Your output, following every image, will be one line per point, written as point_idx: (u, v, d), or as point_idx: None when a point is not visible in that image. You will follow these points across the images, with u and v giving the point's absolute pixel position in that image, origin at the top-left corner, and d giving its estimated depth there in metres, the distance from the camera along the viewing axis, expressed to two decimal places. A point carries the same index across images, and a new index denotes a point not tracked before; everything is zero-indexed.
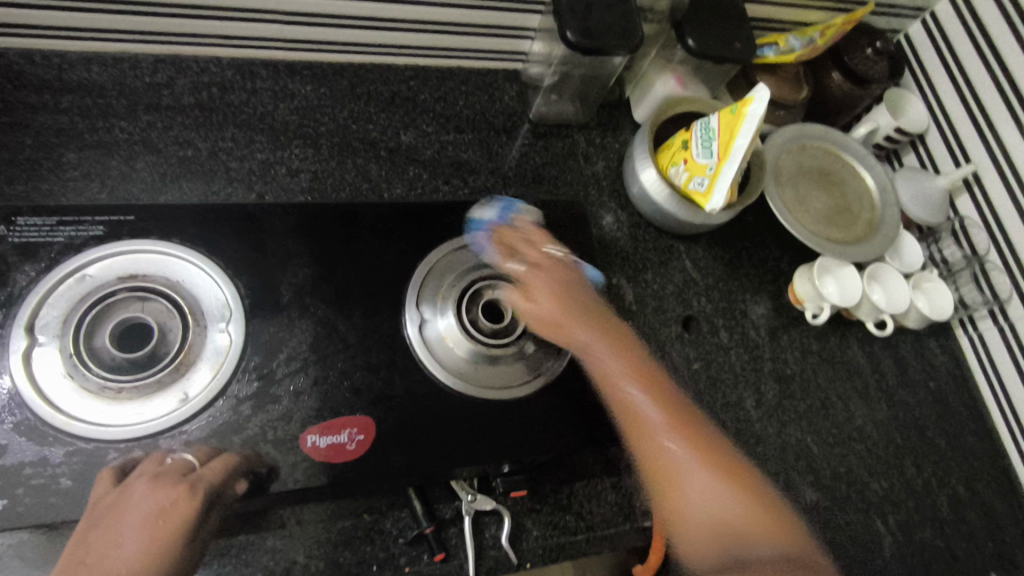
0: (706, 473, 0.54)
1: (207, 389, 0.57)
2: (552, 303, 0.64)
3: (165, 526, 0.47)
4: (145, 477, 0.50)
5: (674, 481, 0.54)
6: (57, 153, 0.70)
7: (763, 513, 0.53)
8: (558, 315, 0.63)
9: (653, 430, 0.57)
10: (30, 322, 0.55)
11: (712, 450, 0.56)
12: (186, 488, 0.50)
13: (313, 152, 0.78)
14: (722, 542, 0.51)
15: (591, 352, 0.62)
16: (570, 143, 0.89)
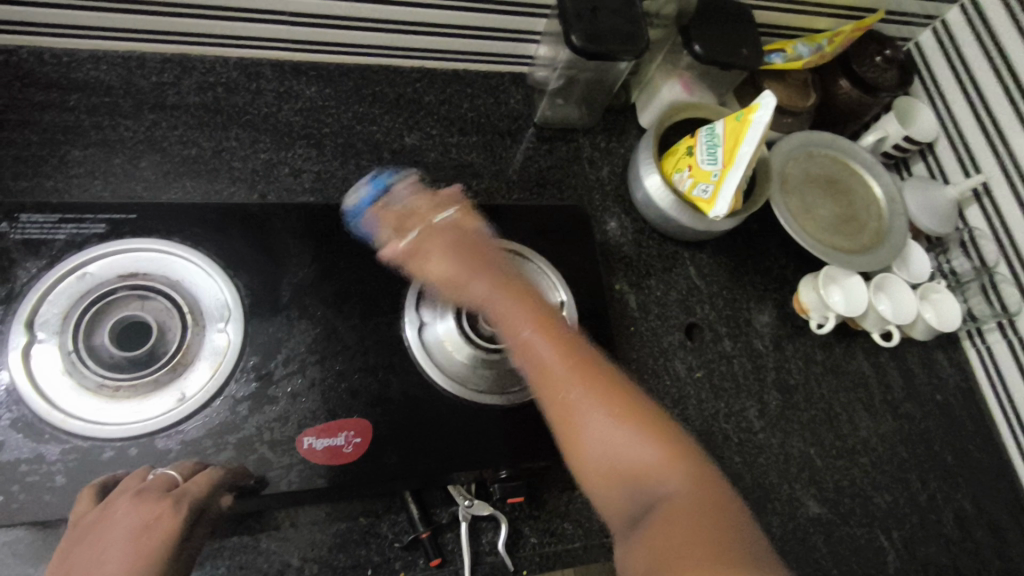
0: (601, 413, 0.47)
1: (204, 389, 0.56)
2: (443, 261, 0.57)
3: (151, 542, 0.43)
4: (127, 494, 0.47)
5: (569, 429, 0.48)
6: (62, 150, 0.70)
7: (670, 446, 0.46)
8: (452, 273, 0.56)
9: (543, 374, 0.50)
10: (30, 318, 0.55)
11: (609, 387, 0.49)
12: (172, 502, 0.46)
13: (316, 153, 0.78)
14: (629, 486, 0.46)
15: (482, 294, 0.55)
16: (575, 148, 0.89)
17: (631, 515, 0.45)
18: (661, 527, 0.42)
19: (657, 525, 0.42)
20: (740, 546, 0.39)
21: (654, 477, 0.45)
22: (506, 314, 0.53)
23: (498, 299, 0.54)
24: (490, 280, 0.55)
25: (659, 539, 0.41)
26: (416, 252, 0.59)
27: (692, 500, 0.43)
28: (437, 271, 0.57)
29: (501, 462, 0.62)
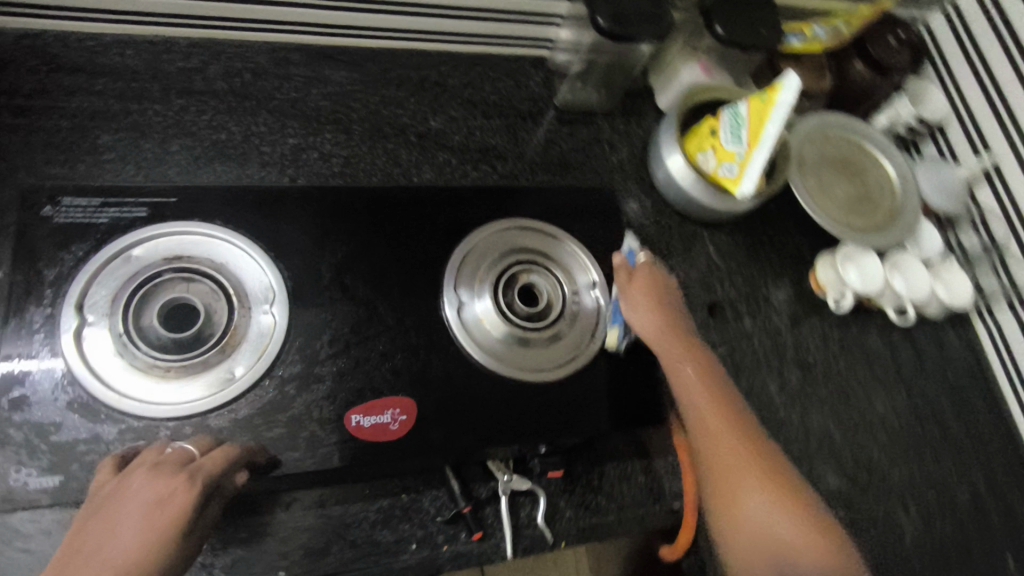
0: (762, 495, 0.58)
1: (252, 370, 0.58)
2: (651, 310, 0.67)
3: (166, 517, 0.47)
4: (144, 465, 0.50)
5: (733, 497, 0.59)
6: (93, 135, 0.70)
7: (822, 539, 0.56)
8: (657, 320, 0.66)
9: (718, 448, 0.61)
10: (80, 301, 0.56)
11: (771, 472, 0.60)
12: (184, 480, 0.49)
13: (344, 137, 0.79)
14: (776, 561, 0.56)
15: (672, 360, 0.66)
16: (595, 130, 0.90)
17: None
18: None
19: None
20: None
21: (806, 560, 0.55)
22: (691, 390, 0.64)
23: (686, 376, 0.65)
24: (681, 352, 0.66)
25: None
26: (636, 288, 0.68)
27: None
28: (645, 312, 0.66)
29: (541, 437, 0.63)
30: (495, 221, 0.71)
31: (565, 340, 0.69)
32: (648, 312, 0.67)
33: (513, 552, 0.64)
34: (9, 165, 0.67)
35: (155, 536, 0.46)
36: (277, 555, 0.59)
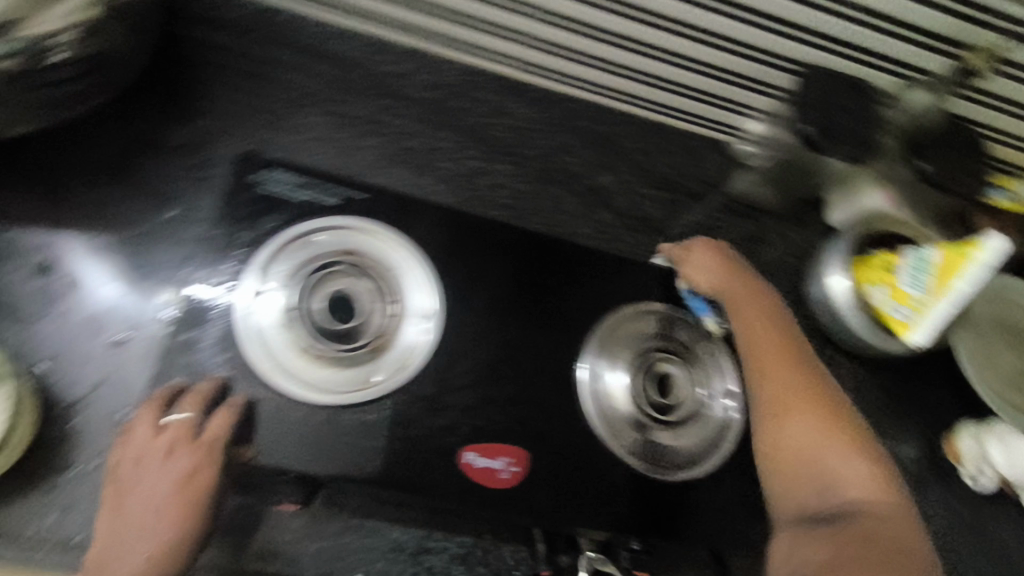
0: (811, 422, 0.58)
1: (391, 381, 0.62)
2: (716, 266, 0.69)
3: (194, 488, 0.53)
4: (157, 451, 0.54)
5: (784, 420, 0.60)
6: (300, 114, 0.75)
7: (883, 477, 0.55)
8: (717, 277, 0.69)
9: (773, 383, 0.62)
10: (266, 268, 0.64)
11: (828, 410, 0.59)
12: (205, 456, 0.55)
13: (515, 170, 0.81)
14: (824, 487, 0.56)
15: (738, 309, 0.67)
16: (758, 227, 0.89)
17: (811, 510, 0.56)
18: (844, 537, 0.50)
19: (841, 525, 0.52)
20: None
21: (861, 501, 0.53)
22: (757, 334, 0.65)
23: (754, 318, 0.66)
24: (743, 293, 0.67)
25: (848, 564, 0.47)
26: (698, 252, 0.71)
27: (887, 514, 0.52)
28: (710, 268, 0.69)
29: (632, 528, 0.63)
30: (642, 302, 0.71)
31: (684, 440, 0.67)
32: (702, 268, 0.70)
33: None
34: (228, 122, 0.72)
35: (186, 517, 0.52)
36: (359, 559, 0.58)
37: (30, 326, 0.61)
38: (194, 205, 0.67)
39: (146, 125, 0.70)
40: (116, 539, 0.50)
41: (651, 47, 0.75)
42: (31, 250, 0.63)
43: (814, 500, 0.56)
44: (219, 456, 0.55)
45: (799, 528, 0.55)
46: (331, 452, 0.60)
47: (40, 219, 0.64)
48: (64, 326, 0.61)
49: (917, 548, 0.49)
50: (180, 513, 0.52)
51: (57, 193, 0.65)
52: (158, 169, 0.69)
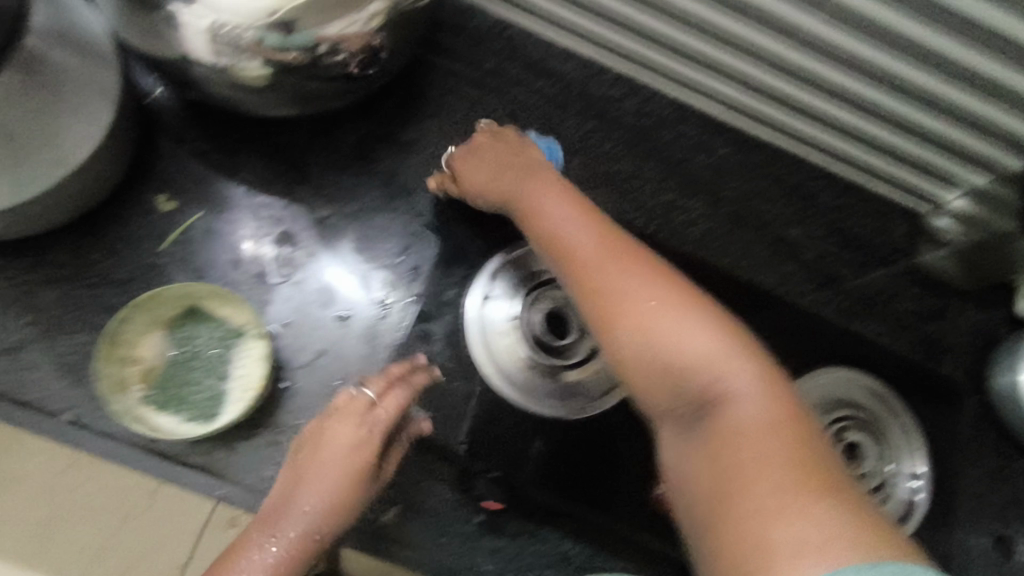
0: (644, 303, 0.45)
1: (597, 403, 0.65)
2: (486, 158, 0.60)
3: (353, 467, 0.50)
4: (334, 415, 0.52)
5: (612, 303, 0.46)
6: (519, 127, 0.78)
7: (743, 344, 0.44)
8: (488, 173, 0.59)
9: (589, 263, 0.48)
10: (495, 274, 0.66)
11: (667, 284, 0.46)
12: (367, 436, 0.51)
13: (712, 210, 0.81)
14: (691, 387, 0.43)
15: (520, 190, 0.55)
16: (942, 302, 0.85)
17: (677, 413, 0.44)
18: (720, 439, 0.42)
19: (716, 430, 0.42)
20: (826, 469, 0.39)
21: (747, 385, 0.42)
22: (558, 212, 0.52)
23: (546, 198, 0.53)
24: (515, 172, 0.57)
25: (753, 491, 0.39)
26: (468, 142, 0.63)
27: (762, 399, 0.42)
28: (478, 165, 0.60)
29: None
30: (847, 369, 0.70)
31: None
32: (477, 167, 0.60)
33: None
34: (452, 126, 0.76)
35: (351, 491, 0.50)
36: (530, 563, 0.65)
37: (271, 290, 0.67)
38: (420, 202, 0.71)
39: (384, 119, 0.74)
40: (292, 495, 0.49)
41: (883, 111, 0.73)
42: (276, 220, 0.69)
43: (679, 403, 0.44)
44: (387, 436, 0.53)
45: (674, 439, 0.45)
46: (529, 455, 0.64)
47: (285, 195, 0.69)
48: (300, 296, 0.67)
49: (801, 418, 0.41)
50: (350, 487, 0.50)
51: (301, 174, 0.70)
52: (391, 163, 0.73)
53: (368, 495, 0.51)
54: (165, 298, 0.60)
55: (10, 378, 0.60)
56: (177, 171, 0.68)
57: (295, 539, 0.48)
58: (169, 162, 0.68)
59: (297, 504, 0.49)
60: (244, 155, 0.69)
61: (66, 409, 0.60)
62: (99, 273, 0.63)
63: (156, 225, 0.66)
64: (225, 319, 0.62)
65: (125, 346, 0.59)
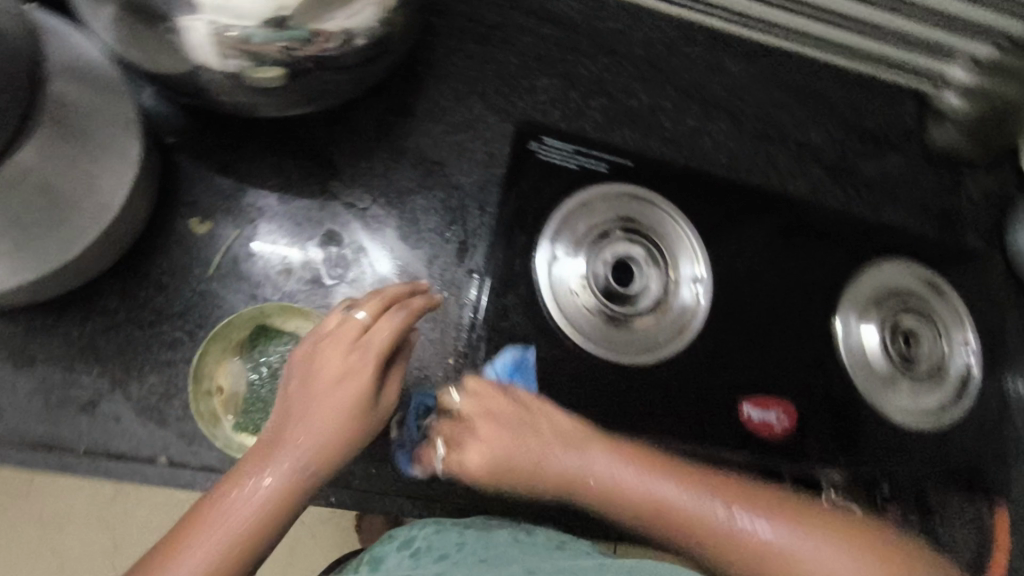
0: (788, 537, 0.46)
1: (674, 345, 0.64)
2: (500, 435, 0.51)
3: (347, 392, 0.50)
4: (324, 338, 0.52)
5: (749, 546, 0.46)
6: (533, 77, 0.76)
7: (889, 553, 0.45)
8: (512, 449, 0.50)
9: (694, 509, 0.48)
10: (552, 235, 0.63)
11: (790, 513, 0.47)
12: (359, 358, 0.51)
13: (735, 129, 0.81)
14: None
15: (576, 450, 0.51)
16: (958, 178, 0.89)
17: None
18: None
19: None
20: None
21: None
22: (623, 469, 0.50)
23: (614, 459, 0.50)
24: (556, 440, 0.51)
25: None
26: (470, 413, 0.53)
27: None
28: (488, 444, 0.50)
29: (874, 471, 0.68)
30: (899, 259, 0.74)
31: (931, 394, 0.71)
32: (488, 447, 0.50)
33: None
34: (468, 89, 0.74)
35: (349, 418, 0.50)
36: None
37: (329, 293, 0.65)
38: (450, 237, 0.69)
39: (396, 94, 0.72)
40: (284, 425, 0.49)
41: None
42: (317, 221, 0.67)
43: None
44: (380, 361, 0.52)
45: None
46: (613, 402, 0.61)
47: (320, 195, 0.67)
48: (360, 293, 0.66)
49: None
50: (344, 416, 0.49)
51: (329, 168, 0.68)
52: (415, 140, 0.71)
53: (368, 425, 0.51)
54: (234, 323, 0.59)
55: (95, 433, 0.58)
56: (203, 190, 0.65)
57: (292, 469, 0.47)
58: (192, 182, 0.65)
59: (289, 439, 0.48)
60: (266, 160, 0.67)
61: (160, 452, 0.58)
62: (156, 309, 0.61)
63: (198, 250, 0.63)
64: (295, 332, 0.61)
65: (206, 379, 0.59)
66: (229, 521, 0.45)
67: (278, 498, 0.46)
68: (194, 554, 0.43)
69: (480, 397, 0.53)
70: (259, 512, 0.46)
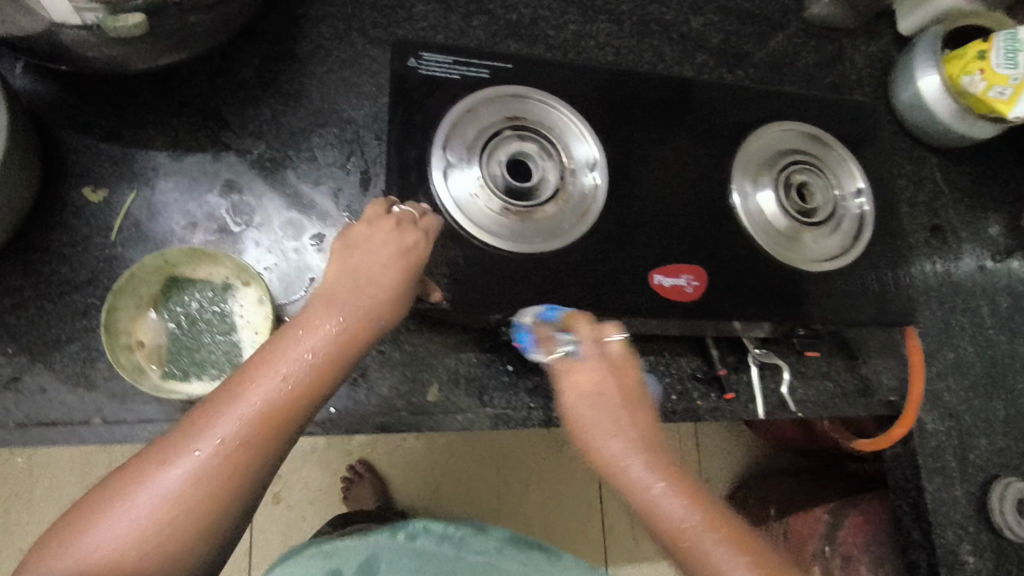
0: None
1: (577, 230, 0.66)
2: (596, 388, 0.53)
3: (408, 263, 0.57)
4: (388, 222, 0.58)
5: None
6: (409, 4, 0.77)
7: None
8: (606, 406, 0.52)
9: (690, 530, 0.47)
10: (444, 144, 0.65)
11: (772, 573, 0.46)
12: (420, 238, 0.59)
13: (616, 28, 0.83)
14: None
15: (628, 438, 0.51)
16: (837, 47, 0.93)
17: None
18: None
19: None
20: None
21: None
22: (671, 498, 0.48)
23: (661, 470, 0.50)
24: (640, 418, 0.52)
25: None
26: (595, 360, 0.54)
27: None
28: (588, 387, 0.53)
29: (795, 314, 0.71)
30: (779, 121, 0.78)
31: (832, 239, 0.76)
32: (586, 391, 0.53)
33: (757, 410, 0.75)
34: (346, 25, 0.74)
35: (402, 287, 0.57)
36: None
37: (238, 239, 0.66)
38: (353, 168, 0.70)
39: (274, 40, 0.72)
40: (343, 283, 0.55)
41: None
42: (215, 173, 0.67)
43: None
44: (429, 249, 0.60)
45: None
46: (528, 288, 0.63)
47: (212, 148, 0.68)
48: (269, 235, 0.67)
49: None
50: (397, 280, 0.56)
51: (218, 121, 0.68)
52: (300, 81, 0.72)
53: (412, 297, 0.58)
54: (142, 276, 0.59)
55: (24, 408, 0.58)
56: (92, 160, 0.65)
57: (354, 325, 0.53)
58: (79, 152, 0.65)
59: (341, 311, 0.53)
60: (151, 122, 0.67)
61: (93, 414, 0.59)
62: (63, 281, 0.62)
63: (96, 218, 0.64)
64: (208, 278, 0.63)
65: (124, 336, 0.59)
66: (294, 357, 0.50)
67: (335, 345, 0.52)
68: (273, 377, 0.49)
69: (617, 362, 0.55)
70: (297, 382, 0.50)
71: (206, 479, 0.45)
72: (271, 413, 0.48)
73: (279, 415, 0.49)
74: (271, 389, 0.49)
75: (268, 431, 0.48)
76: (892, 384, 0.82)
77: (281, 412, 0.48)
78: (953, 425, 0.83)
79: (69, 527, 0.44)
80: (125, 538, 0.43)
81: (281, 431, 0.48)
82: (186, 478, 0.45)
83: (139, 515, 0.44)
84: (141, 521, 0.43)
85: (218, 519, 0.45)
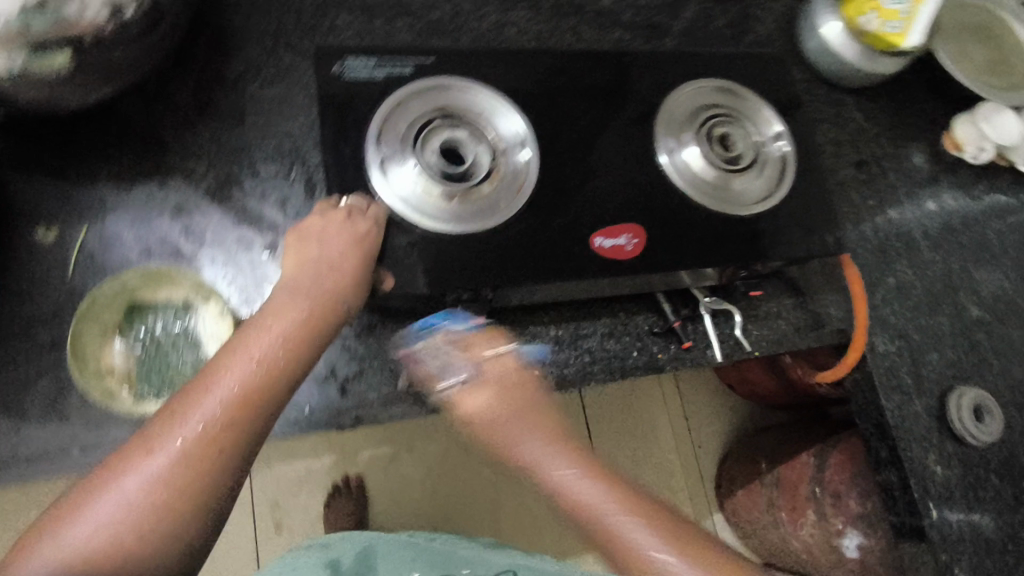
0: (643, 526, 0.58)
1: (515, 204, 0.70)
2: (497, 395, 0.63)
3: (361, 249, 0.62)
4: (339, 214, 0.63)
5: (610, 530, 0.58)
6: (332, 16, 0.80)
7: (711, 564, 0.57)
8: (501, 411, 0.63)
9: (587, 498, 0.59)
10: (377, 139, 0.68)
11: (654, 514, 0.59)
12: (367, 227, 0.63)
13: (534, 14, 0.87)
14: None
15: (526, 432, 0.62)
16: (747, 6, 0.98)
17: None
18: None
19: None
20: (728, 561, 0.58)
21: None
22: (580, 481, 0.60)
23: (558, 456, 0.61)
24: (534, 411, 0.63)
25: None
26: (500, 375, 0.64)
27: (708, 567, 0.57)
28: (489, 395, 0.63)
29: (732, 256, 0.74)
30: (698, 79, 0.82)
31: (759, 184, 0.80)
32: (483, 402, 0.63)
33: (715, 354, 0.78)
34: (272, 42, 0.77)
35: (356, 270, 0.62)
36: None
37: (193, 258, 0.68)
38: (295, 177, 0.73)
39: (204, 64, 0.75)
40: (304, 276, 0.61)
41: None
42: (161, 198, 0.69)
43: None
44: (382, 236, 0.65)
45: None
46: (474, 265, 0.66)
47: (156, 174, 0.70)
48: (222, 249, 0.69)
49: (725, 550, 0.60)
50: (353, 265, 0.62)
51: (158, 148, 0.71)
52: (233, 101, 0.74)
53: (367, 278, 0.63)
54: (104, 302, 0.62)
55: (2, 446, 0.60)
56: (39, 200, 0.67)
57: (315, 305, 0.59)
58: (25, 194, 0.66)
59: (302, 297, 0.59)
60: (91, 157, 0.69)
61: (71, 443, 0.61)
62: (26, 320, 0.63)
63: (51, 256, 0.65)
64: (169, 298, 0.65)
65: (93, 360, 0.61)
66: (265, 343, 0.55)
67: (302, 329, 0.57)
68: (246, 360, 0.53)
69: (501, 370, 0.65)
70: (268, 364, 0.54)
71: (190, 457, 0.48)
72: (245, 394, 0.52)
73: (255, 398, 0.52)
74: (246, 370, 0.53)
75: (245, 410, 0.51)
76: (841, 314, 0.86)
77: (258, 390, 0.52)
78: (903, 344, 0.87)
79: (53, 524, 0.46)
80: (119, 521, 0.46)
81: (257, 410, 0.52)
82: (172, 461, 0.48)
83: (130, 497, 0.47)
84: (136, 503, 0.47)
85: (207, 493, 0.49)
